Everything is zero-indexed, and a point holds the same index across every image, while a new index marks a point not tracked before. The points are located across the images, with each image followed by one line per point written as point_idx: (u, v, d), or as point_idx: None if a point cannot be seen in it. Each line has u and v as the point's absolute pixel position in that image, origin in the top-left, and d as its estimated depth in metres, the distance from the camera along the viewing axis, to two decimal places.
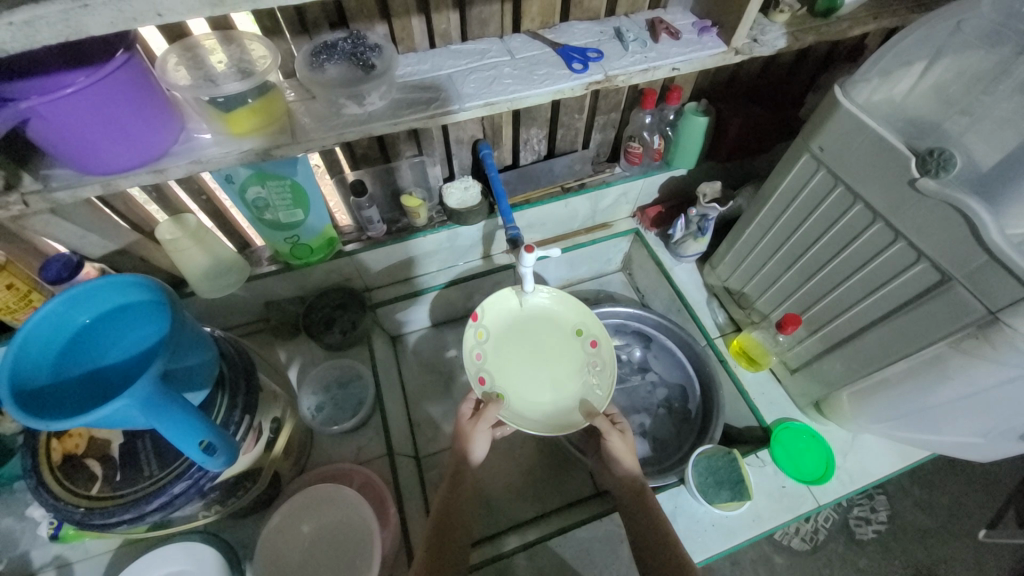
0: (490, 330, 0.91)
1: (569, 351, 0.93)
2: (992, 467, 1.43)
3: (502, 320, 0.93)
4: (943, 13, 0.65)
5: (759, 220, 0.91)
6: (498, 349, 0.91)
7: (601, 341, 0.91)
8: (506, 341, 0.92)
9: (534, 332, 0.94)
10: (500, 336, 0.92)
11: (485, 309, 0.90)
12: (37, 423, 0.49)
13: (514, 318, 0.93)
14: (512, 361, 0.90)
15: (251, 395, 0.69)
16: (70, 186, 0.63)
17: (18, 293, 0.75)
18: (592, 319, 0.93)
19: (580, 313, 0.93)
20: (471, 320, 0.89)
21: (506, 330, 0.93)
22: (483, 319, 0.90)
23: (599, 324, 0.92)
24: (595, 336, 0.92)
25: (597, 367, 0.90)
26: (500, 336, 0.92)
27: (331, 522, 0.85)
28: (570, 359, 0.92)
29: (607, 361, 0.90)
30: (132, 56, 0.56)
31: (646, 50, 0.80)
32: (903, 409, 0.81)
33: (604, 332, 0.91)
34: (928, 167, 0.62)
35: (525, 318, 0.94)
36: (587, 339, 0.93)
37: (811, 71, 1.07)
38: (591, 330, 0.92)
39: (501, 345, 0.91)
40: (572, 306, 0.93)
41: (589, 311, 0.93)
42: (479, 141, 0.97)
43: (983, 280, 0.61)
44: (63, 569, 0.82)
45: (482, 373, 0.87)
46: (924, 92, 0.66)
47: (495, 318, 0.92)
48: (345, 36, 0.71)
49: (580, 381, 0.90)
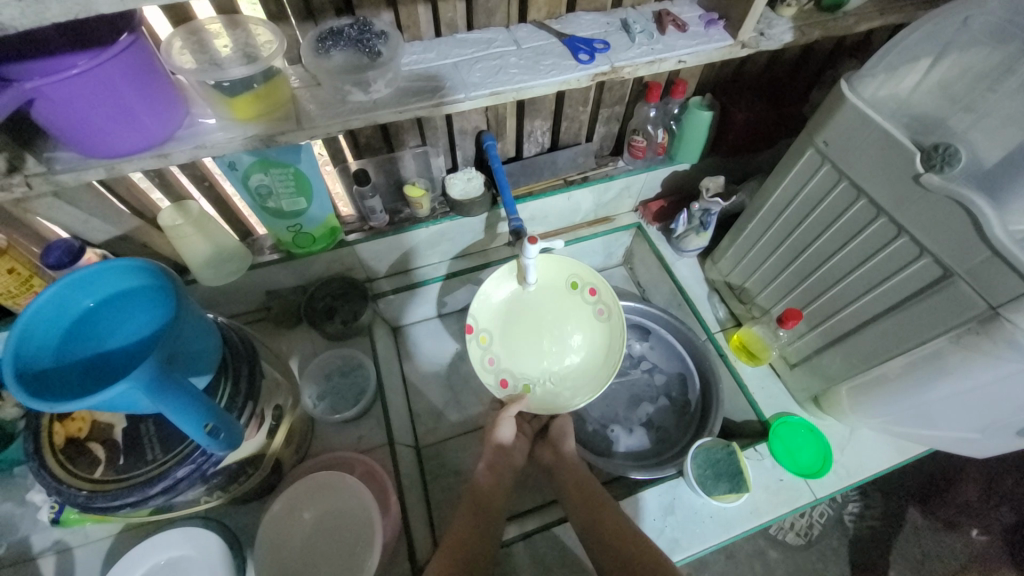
0: (487, 330, 0.94)
1: (576, 307, 0.96)
2: (986, 465, 1.44)
3: (495, 316, 0.94)
4: (949, 9, 0.65)
5: (762, 216, 0.92)
6: (504, 343, 0.95)
7: (600, 288, 0.93)
8: (507, 332, 0.95)
9: (532, 312, 0.97)
10: (498, 330, 0.95)
11: (477, 316, 0.92)
12: (41, 405, 0.49)
13: (506, 309, 0.95)
14: (525, 345, 0.96)
15: (254, 382, 0.70)
16: (74, 169, 0.62)
17: (19, 278, 0.75)
18: (585, 271, 0.93)
19: (570, 267, 0.94)
20: (468, 334, 0.91)
21: (505, 320, 0.95)
22: (478, 326, 0.92)
23: (592, 272, 0.93)
24: (593, 284, 0.94)
25: (604, 314, 0.94)
26: (500, 330, 0.95)
27: (332, 509, 0.85)
28: (579, 315, 0.96)
29: (611, 306, 0.93)
30: (137, 39, 0.55)
31: (653, 42, 0.79)
32: (901, 405, 0.81)
33: (600, 278, 0.93)
34: (934, 162, 0.63)
35: (519, 302, 0.96)
36: (585, 289, 0.95)
37: (816, 67, 1.07)
38: (588, 280, 0.94)
39: (503, 337, 0.95)
40: (559, 264, 0.94)
41: (580, 262, 0.93)
42: (483, 132, 0.97)
43: (984, 276, 0.61)
44: (63, 555, 0.82)
45: (501, 376, 0.94)
46: (930, 88, 0.67)
47: (487, 318, 0.94)
48: (351, 22, 0.71)
49: (593, 332, 0.95)
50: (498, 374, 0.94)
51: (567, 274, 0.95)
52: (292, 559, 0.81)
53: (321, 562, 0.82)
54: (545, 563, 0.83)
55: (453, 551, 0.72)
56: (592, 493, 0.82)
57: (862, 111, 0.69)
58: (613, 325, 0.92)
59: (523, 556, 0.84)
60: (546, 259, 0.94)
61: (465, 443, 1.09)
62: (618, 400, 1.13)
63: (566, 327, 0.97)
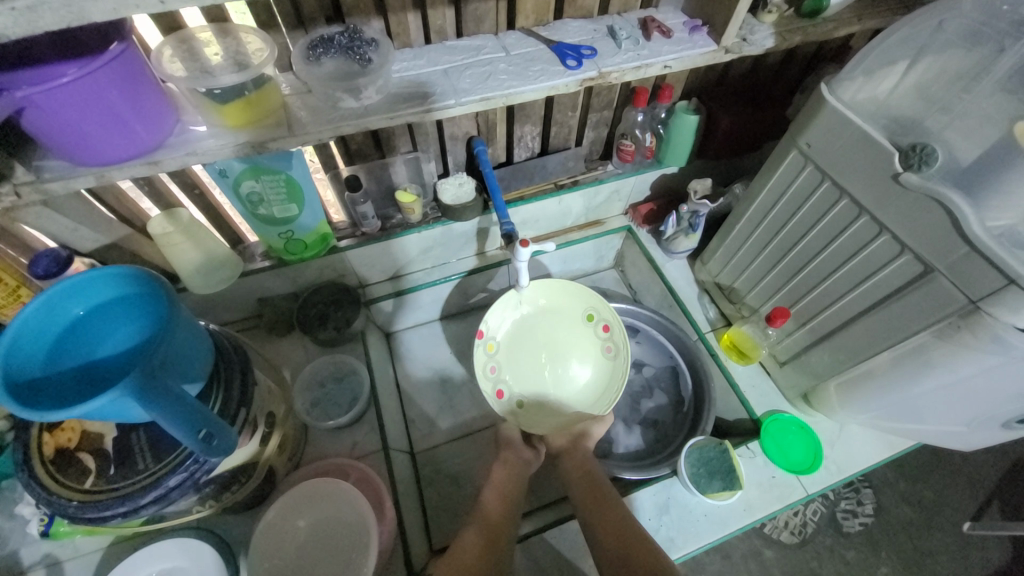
0: (495, 340, 0.98)
1: (584, 338, 1.00)
2: (970, 459, 1.48)
3: (507, 328, 1.00)
4: (922, 14, 0.67)
5: (749, 216, 0.94)
6: (508, 356, 0.99)
7: (613, 326, 0.97)
8: (515, 347, 1.00)
9: (541, 332, 1.01)
10: (507, 343, 1.00)
11: (490, 323, 0.97)
12: (31, 414, 0.49)
13: (518, 324, 1.01)
14: (530, 363, 0.99)
15: (246, 388, 0.69)
16: (63, 177, 0.62)
17: (6, 288, 0.74)
18: (602, 305, 0.98)
19: (589, 300, 0.99)
20: (478, 338, 0.96)
21: (513, 336, 1.00)
22: (490, 333, 0.97)
23: (608, 308, 0.97)
24: (606, 320, 0.98)
25: (610, 351, 0.97)
26: (508, 342, 0.99)
27: (327, 515, 0.84)
28: (586, 346, 1.00)
29: (619, 344, 0.96)
30: (126, 48, 0.56)
31: (639, 48, 0.81)
32: (888, 400, 0.83)
33: (614, 316, 0.97)
34: (912, 162, 0.65)
35: (530, 321, 1.02)
36: (598, 324, 0.99)
37: (798, 71, 1.10)
38: (602, 315, 0.98)
39: (511, 352, 0.99)
40: (579, 294, 0.99)
41: (600, 298, 0.98)
42: (473, 138, 0.98)
43: (964, 271, 0.63)
44: (51, 569, 0.81)
45: (499, 387, 0.96)
46: (906, 91, 0.69)
47: (500, 328, 0.99)
48: (341, 30, 0.71)
49: (595, 367, 0.98)
50: (497, 385, 0.96)
51: (585, 306, 1.00)
52: (287, 569, 0.80)
53: (316, 572, 0.80)
54: (542, 566, 0.83)
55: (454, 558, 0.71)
56: (599, 489, 0.81)
57: (843, 113, 0.71)
58: (618, 364, 0.95)
59: (521, 559, 0.84)
60: (569, 287, 0.99)
61: (460, 448, 1.09)
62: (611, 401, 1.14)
63: (571, 354, 1.00)
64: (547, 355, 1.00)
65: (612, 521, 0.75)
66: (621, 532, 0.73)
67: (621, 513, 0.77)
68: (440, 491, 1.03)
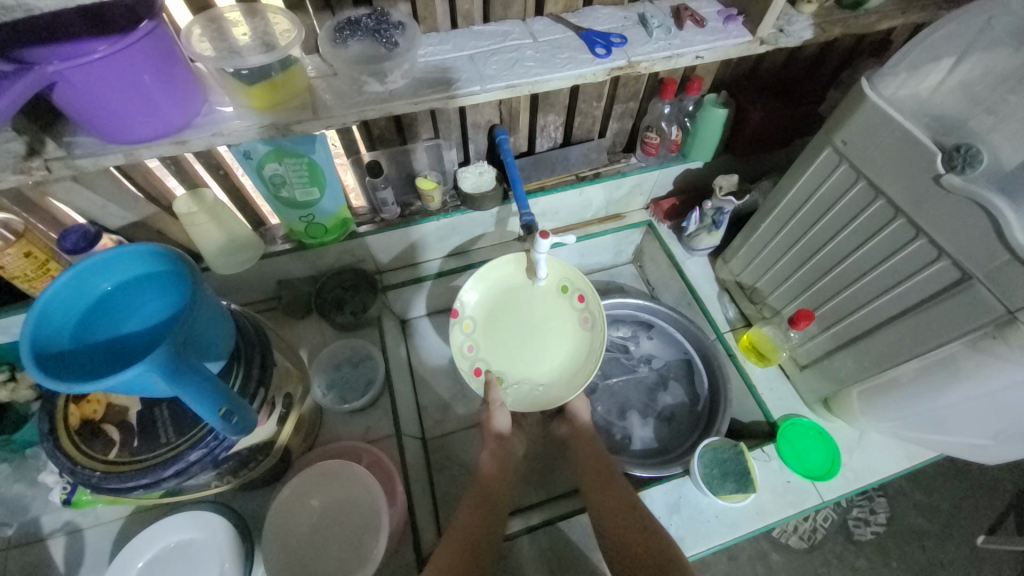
0: (472, 318, 0.95)
1: (563, 311, 0.97)
2: (991, 473, 1.44)
3: (482, 304, 0.96)
4: (975, 8, 0.64)
5: (776, 215, 0.91)
6: (486, 334, 0.96)
7: (588, 295, 0.93)
8: (491, 323, 0.96)
9: (517, 306, 0.97)
10: (482, 319, 0.96)
11: (464, 301, 0.94)
12: (59, 386, 0.50)
13: (492, 300, 0.96)
14: (506, 338, 0.96)
15: (266, 368, 0.70)
16: (94, 154, 0.63)
17: (35, 262, 0.77)
18: (575, 276, 0.93)
19: (562, 271, 0.94)
20: (453, 318, 0.93)
21: (491, 313, 0.96)
22: (464, 312, 0.94)
23: (582, 279, 0.93)
24: (582, 291, 0.94)
25: (588, 322, 0.94)
26: (483, 319, 0.96)
27: (338, 497, 0.85)
28: (563, 319, 0.96)
29: (596, 315, 0.93)
30: (157, 25, 0.56)
31: (670, 37, 0.79)
32: (912, 409, 0.80)
33: (589, 286, 0.92)
34: (955, 163, 0.62)
35: (506, 296, 0.97)
36: (573, 295, 0.95)
37: (833, 66, 1.06)
38: (577, 286, 0.94)
39: (487, 328, 0.96)
40: (552, 266, 0.94)
41: (574, 269, 0.93)
42: (496, 126, 0.97)
43: (1003, 280, 0.60)
44: (74, 536, 0.84)
45: (478, 364, 0.94)
46: (951, 89, 0.66)
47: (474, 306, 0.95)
48: (368, 12, 0.70)
49: (574, 342, 0.95)
50: (475, 363, 0.94)
51: (559, 278, 0.95)
52: (299, 548, 0.81)
53: (327, 551, 0.82)
54: (549, 557, 0.83)
55: (461, 548, 0.72)
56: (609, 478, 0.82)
57: (883, 110, 0.68)
58: (596, 334, 0.92)
59: (527, 549, 0.84)
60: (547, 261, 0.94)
61: (471, 436, 1.09)
62: (624, 397, 1.13)
63: (550, 329, 0.97)
64: (523, 331, 0.97)
65: (622, 506, 0.77)
66: (629, 517, 0.75)
67: (629, 498, 0.78)
68: (449, 478, 1.03)
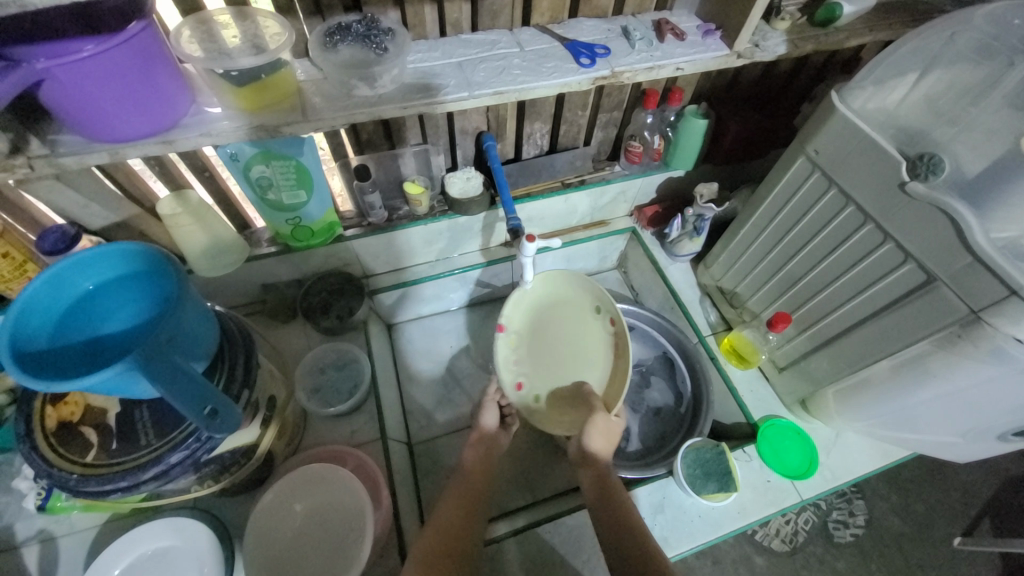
0: (517, 333, 0.95)
1: (595, 330, 0.96)
2: (964, 477, 1.49)
3: (525, 320, 0.97)
4: (935, 26, 0.68)
5: (755, 221, 0.94)
6: (530, 349, 0.96)
7: (616, 319, 0.91)
8: (535, 339, 0.97)
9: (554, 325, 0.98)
10: (528, 333, 0.97)
11: (509, 317, 0.94)
12: (37, 384, 0.49)
13: (536, 315, 0.98)
14: (546, 354, 0.96)
15: (249, 371, 0.69)
16: (79, 152, 0.62)
17: (13, 263, 0.76)
18: (606, 297, 0.92)
19: (595, 293, 0.94)
20: (499, 332, 0.93)
21: (534, 329, 0.97)
22: (509, 326, 0.94)
23: (611, 302, 0.92)
24: (612, 313, 0.92)
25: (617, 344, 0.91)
26: (528, 335, 0.96)
27: (322, 501, 0.84)
28: (594, 339, 0.95)
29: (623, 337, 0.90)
30: (146, 26, 0.56)
31: (652, 49, 0.82)
32: (885, 409, 0.83)
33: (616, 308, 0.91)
34: (919, 171, 0.66)
35: (545, 310, 0.98)
36: (606, 317, 0.94)
37: (807, 81, 1.11)
38: (609, 308, 0.93)
39: (530, 346, 0.96)
40: (585, 284, 0.94)
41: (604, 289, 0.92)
42: (483, 133, 0.99)
43: (965, 282, 0.63)
44: (47, 544, 0.82)
45: (519, 380, 0.94)
46: (916, 102, 0.70)
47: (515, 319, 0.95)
48: (358, 19, 0.72)
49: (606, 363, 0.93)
50: (517, 377, 0.94)
51: (592, 299, 0.95)
52: (282, 554, 0.80)
53: (310, 558, 0.81)
54: (534, 560, 0.84)
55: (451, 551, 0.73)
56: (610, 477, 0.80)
57: (853, 120, 0.71)
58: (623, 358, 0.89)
59: (514, 552, 0.84)
60: (562, 274, 0.96)
61: (458, 440, 1.09)
62: None
63: (583, 347, 0.96)
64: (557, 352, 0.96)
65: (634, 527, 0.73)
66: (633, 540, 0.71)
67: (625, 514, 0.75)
68: (436, 482, 1.03)
